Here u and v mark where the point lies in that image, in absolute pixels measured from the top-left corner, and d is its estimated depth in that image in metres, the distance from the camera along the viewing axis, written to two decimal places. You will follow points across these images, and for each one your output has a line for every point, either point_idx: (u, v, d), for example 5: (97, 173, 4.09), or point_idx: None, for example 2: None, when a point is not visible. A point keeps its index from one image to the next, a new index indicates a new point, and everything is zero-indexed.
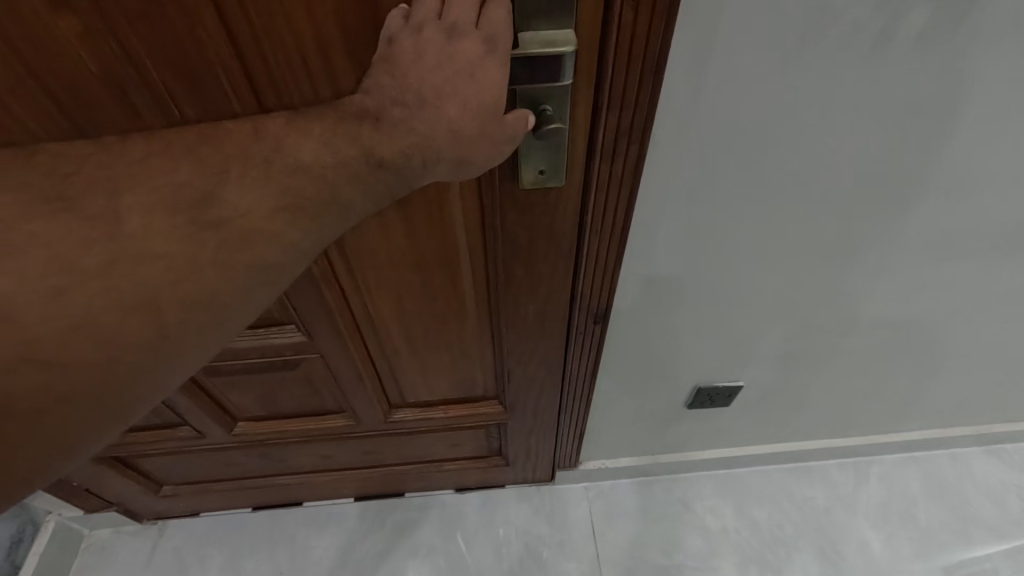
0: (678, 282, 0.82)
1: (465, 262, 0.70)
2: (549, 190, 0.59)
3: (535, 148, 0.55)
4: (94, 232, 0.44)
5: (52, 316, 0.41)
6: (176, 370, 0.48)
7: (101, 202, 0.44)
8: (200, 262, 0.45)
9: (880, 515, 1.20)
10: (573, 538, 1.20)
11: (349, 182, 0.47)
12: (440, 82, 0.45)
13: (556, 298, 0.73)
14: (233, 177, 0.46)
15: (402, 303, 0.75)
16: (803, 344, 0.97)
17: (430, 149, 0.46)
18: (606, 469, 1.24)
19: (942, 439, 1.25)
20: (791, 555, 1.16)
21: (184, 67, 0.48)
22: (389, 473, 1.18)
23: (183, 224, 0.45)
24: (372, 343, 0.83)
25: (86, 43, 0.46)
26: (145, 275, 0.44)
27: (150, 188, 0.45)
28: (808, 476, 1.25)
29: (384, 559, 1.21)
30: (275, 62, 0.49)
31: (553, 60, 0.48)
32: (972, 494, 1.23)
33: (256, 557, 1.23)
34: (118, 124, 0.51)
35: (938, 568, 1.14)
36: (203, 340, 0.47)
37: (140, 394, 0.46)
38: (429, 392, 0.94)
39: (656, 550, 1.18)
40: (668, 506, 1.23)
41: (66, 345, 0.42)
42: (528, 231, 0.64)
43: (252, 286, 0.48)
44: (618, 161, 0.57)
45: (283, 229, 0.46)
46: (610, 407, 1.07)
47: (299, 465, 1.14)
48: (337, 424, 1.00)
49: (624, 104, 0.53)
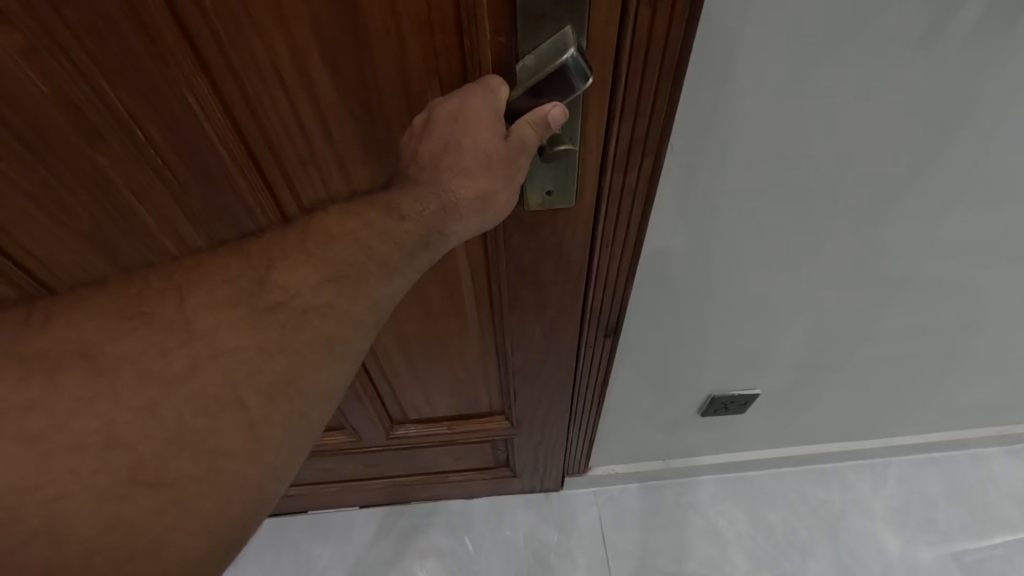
0: (692, 271, 0.75)
1: (468, 285, 0.65)
2: (556, 212, 0.54)
3: (540, 169, 0.50)
4: (170, 339, 0.41)
5: (146, 434, 0.39)
6: (287, 468, 0.44)
7: (172, 309, 0.42)
8: (268, 350, 0.42)
9: (898, 519, 1.18)
10: (582, 545, 1.18)
11: (379, 239, 0.44)
12: (434, 146, 0.44)
13: (562, 321, 0.69)
14: (279, 263, 0.43)
15: (400, 324, 0.71)
16: (822, 349, 0.94)
17: (448, 192, 0.44)
18: (616, 474, 1.21)
19: (963, 440, 1.21)
20: (806, 562, 1.13)
21: (146, 88, 0.45)
22: (393, 485, 1.15)
23: (251, 317, 0.42)
24: (370, 363, 0.79)
25: (35, 64, 0.42)
26: (224, 376, 0.41)
27: (210, 288, 0.42)
28: (823, 479, 1.22)
29: (391, 569, 1.18)
30: (245, 76, 0.46)
31: (558, 72, 0.42)
32: (992, 495, 1.20)
33: (260, 566, 1.21)
34: (81, 149, 0.49)
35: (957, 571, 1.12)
36: (294, 434, 0.44)
37: (259, 506, 0.43)
38: (432, 409, 0.90)
39: (667, 557, 1.15)
40: (680, 512, 1.20)
41: (169, 460, 0.39)
42: (535, 254, 0.59)
43: (324, 364, 0.44)
44: (631, 175, 0.52)
45: (334, 300, 0.43)
46: (619, 412, 1.04)
47: (299, 478, 1.11)
48: (338, 440, 0.96)
49: (640, 112, 0.47)
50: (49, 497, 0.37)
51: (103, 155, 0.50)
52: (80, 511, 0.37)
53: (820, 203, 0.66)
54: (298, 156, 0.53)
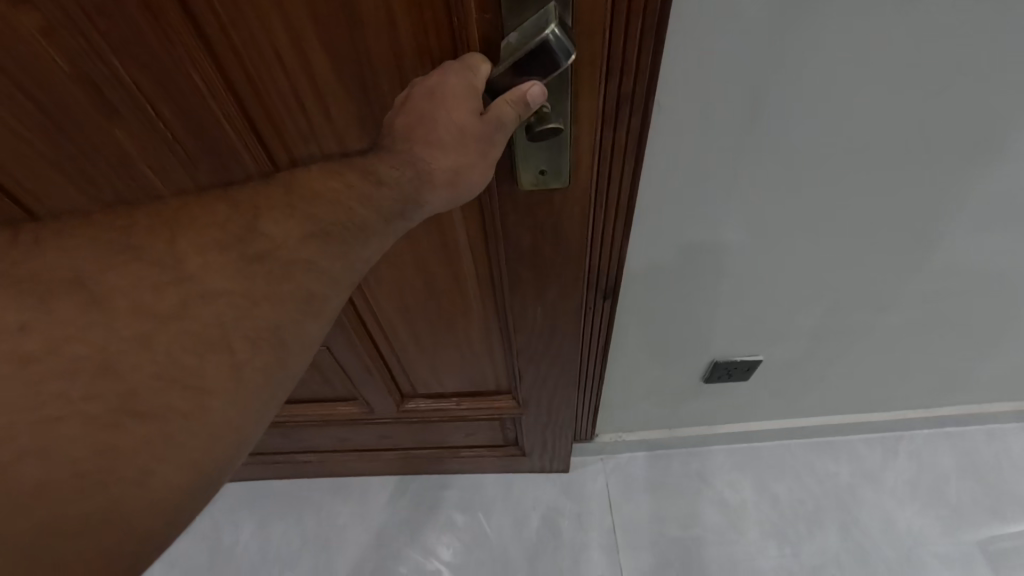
0: (696, 245, 0.74)
1: (467, 263, 0.65)
2: (552, 193, 0.54)
3: (532, 149, 0.49)
4: (161, 276, 0.42)
5: (138, 364, 0.40)
6: (264, 414, 0.44)
7: (162, 247, 0.42)
8: (254, 298, 0.43)
9: (908, 493, 1.17)
10: (590, 509, 1.21)
11: (360, 202, 0.45)
12: (409, 120, 0.44)
13: (565, 299, 0.67)
14: (265, 214, 0.44)
15: (404, 300, 0.73)
16: (832, 322, 0.92)
17: (423, 164, 0.45)
18: (622, 442, 1.24)
19: (978, 415, 1.20)
20: (811, 530, 1.14)
21: (156, 67, 0.46)
22: (407, 456, 1.19)
23: (238, 261, 0.43)
24: (379, 340, 0.82)
25: (53, 42, 0.43)
26: (212, 317, 0.42)
27: (199, 231, 0.43)
28: (832, 451, 1.23)
29: (410, 548, 1.21)
30: (246, 57, 0.46)
31: (540, 49, 0.41)
32: (1007, 471, 1.19)
33: (284, 521, 1.28)
34: (100, 123, 0.50)
35: (988, 571, 1.08)
36: (274, 381, 0.44)
37: (237, 450, 0.42)
38: (441, 384, 0.92)
39: (672, 524, 1.18)
40: (686, 480, 1.23)
41: (156, 394, 0.40)
42: (533, 232, 0.58)
43: (302, 319, 0.45)
44: (620, 133, 0.50)
45: (313, 257, 0.44)
46: (625, 383, 1.06)
47: (318, 445, 1.15)
48: (351, 410, 1.00)
49: (625, 70, 0.45)
50: (45, 419, 0.37)
51: (121, 129, 0.51)
52: (69, 435, 0.37)
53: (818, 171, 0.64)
54: (299, 131, 0.53)
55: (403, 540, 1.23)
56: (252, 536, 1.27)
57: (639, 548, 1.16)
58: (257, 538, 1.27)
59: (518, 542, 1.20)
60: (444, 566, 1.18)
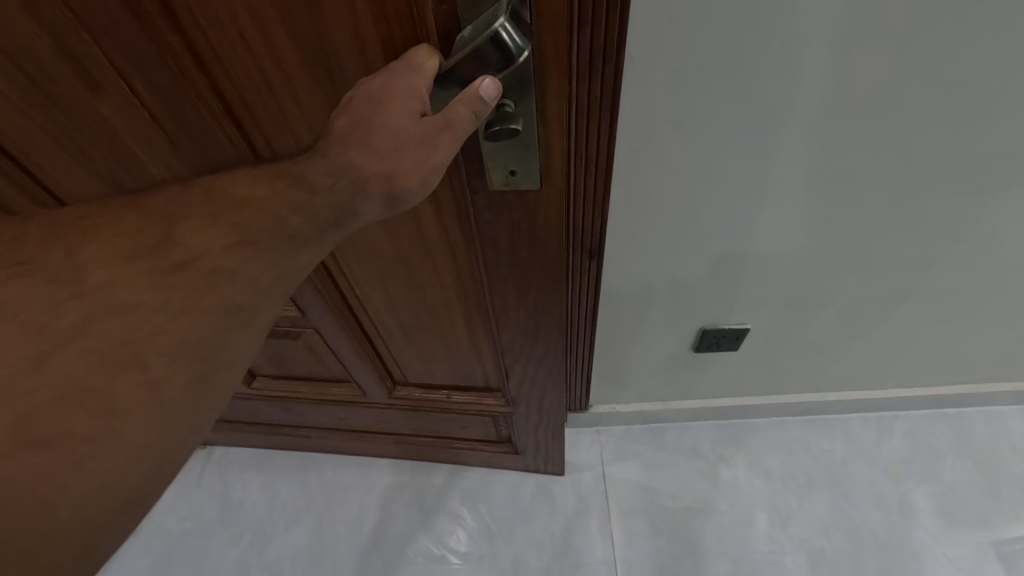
0: (680, 204, 0.78)
1: (443, 256, 0.63)
2: (524, 194, 0.51)
3: (498, 147, 0.47)
4: (60, 291, 0.41)
5: (35, 387, 0.39)
6: (195, 426, 0.46)
7: (62, 260, 0.43)
8: (171, 311, 0.44)
9: (901, 469, 1.19)
10: (583, 477, 1.24)
11: (288, 208, 0.44)
12: (349, 123, 0.43)
13: (546, 300, 0.65)
14: (180, 220, 0.45)
15: (391, 295, 0.73)
16: (808, 287, 0.96)
17: (357, 172, 0.43)
18: (616, 413, 1.27)
19: (976, 395, 1.23)
20: (802, 503, 1.16)
21: (133, 47, 0.44)
22: (405, 441, 1.21)
23: (148, 273, 0.44)
24: (367, 325, 0.82)
25: (39, 19, 0.42)
26: (124, 333, 0.42)
27: (105, 242, 0.44)
28: (826, 429, 1.25)
29: (417, 529, 1.23)
30: (219, 49, 0.44)
31: (492, 44, 0.38)
32: (1005, 453, 1.21)
33: (290, 481, 1.33)
34: (88, 100, 0.48)
35: (996, 567, 1.07)
36: (195, 395, 0.46)
37: (157, 466, 0.44)
38: (431, 376, 0.92)
39: (664, 493, 1.20)
40: (678, 452, 1.25)
41: (63, 414, 0.39)
42: (508, 231, 0.56)
43: (226, 330, 0.46)
44: (599, 83, 0.45)
45: (236, 266, 0.45)
46: (619, 354, 1.11)
47: (317, 422, 1.18)
48: (344, 392, 1.02)
49: (597, 21, 0.41)
50: None
51: (106, 104, 0.49)
52: None
53: (790, 127, 0.67)
54: (273, 118, 0.50)
55: (401, 507, 1.26)
56: (260, 492, 1.33)
57: (633, 525, 1.17)
58: (264, 494, 1.32)
59: (513, 507, 1.23)
60: (456, 556, 1.18)
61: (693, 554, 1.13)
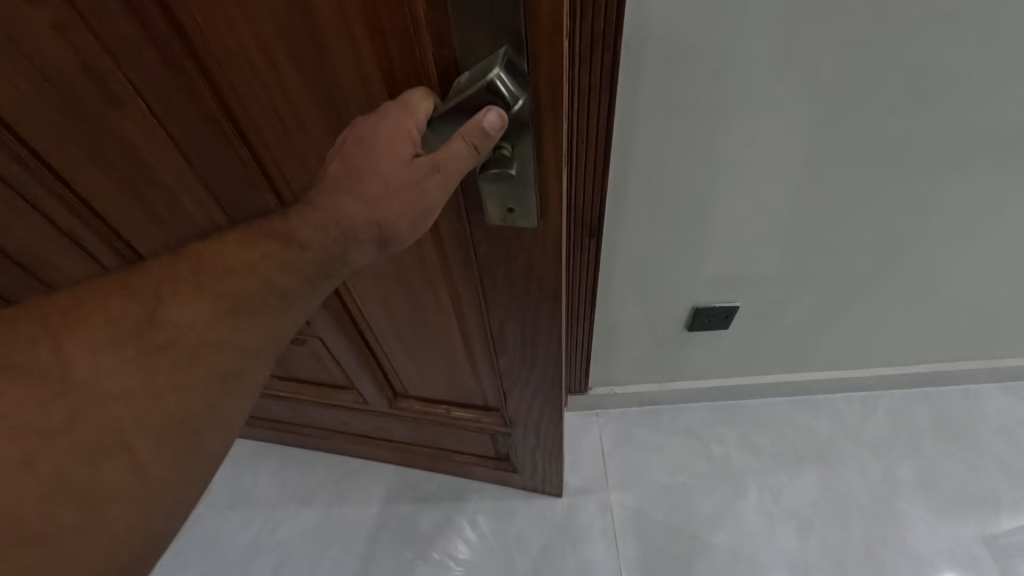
0: (680, 194, 0.80)
1: (441, 279, 0.64)
2: (521, 229, 0.51)
3: (493, 187, 0.47)
4: (45, 390, 0.43)
5: (23, 490, 0.41)
6: (185, 500, 0.47)
7: (48, 355, 0.44)
8: (159, 391, 0.46)
9: (884, 445, 1.25)
10: (583, 459, 1.28)
11: (278, 268, 0.47)
12: (344, 168, 0.44)
13: (541, 329, 0.65)
14: (169, 299, 0.47)
15: (392, 312, 0.74)
16: (802, 269, 0.97)
17: (343, 218, 0.45)
18: (615, 395, 1.30)
19: (955, 374, 1.29)
20: (793, 478, 1.22)
21: (148, 68, 0.46)
22: (402, 450, 1.24)
23: (134, 357, 0.45)
24: (372, 342, 0.84)
25: (63, 39, 0.44)
26: (109, 422, 0.44)
27: (92, 330, 0.45)
28: (813, 408, 1.31)
29: (418, 531, 1.24)
30: (232, 76, 0.46)
31: (486, 92, 0.39)
32: (982, 429, 1.27)
33: (299, 467, 1.37)
34: (110, 116, 0.50)
35: (977, 541, 1.12)
36: (185, 470, 0.47)
37: (150, 548, 0.45)
38: (430, 390, 0.94)
39: (661, 470, 1.25)
40: (674, 431, 1.30)
41: (52, 512, 0.41)
42: (505, 265, 0.57)
43: (217, 400, 0.48)
44: (596, 68, 0.58)
45: (226, 335, 0.47)
46: (615, 344, 1.15)
47: (322, 422, 1.21)
48: (345, 398, 1.04)
49: (594, 8, 0.52)
50: None
51: (126, 119, 0.51)
52: None
53: (783, 115, 0.70)
54: (278, 137, 0.51)
55: (406, 500, 1.29)
56: (271, 477, 1.36)
57: (629, 512, 1.20)
58: (274, 480, 1.36)
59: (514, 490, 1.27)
60: (457, 564, 1.19)
61: (692, 557, 1.14)
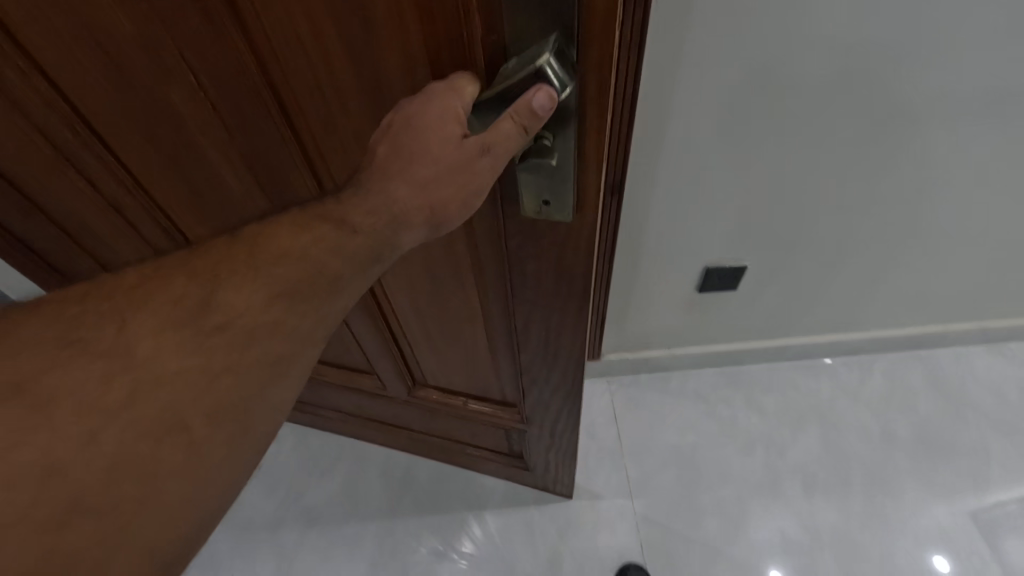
0: (699, 147, 0.85)
1: (469, 273, 0.69)
2: (555, 222, 0.55)
3: (531, 178, 0.50)
4: (107, 367, 0.42)
5: (88, 465, 0.41)
6: (236, 475, 0.49)
7: (111, 334, 0.43)
8: (214, 372, 0.46)
9: (882, 404, 1.32)
10: (597, 422, 1.35)
11: (331, 254, 0.48)
12: (391, 153, 0.46)
13: (567, 330, 0.69)
14: (225, 282, 0.47)
15: (417, 302, 0.79)
16: (803, 229, 1.03)
17: (395, 202, 0.47)
18: (626, 359, 1.36)
19: (946, 335, 1.36)
20: (796, 434, 1.29)
21: (199, 42, 0.48)
22: (418, 438, 1.28)
23: (193, 337, 0.45)
24: (397, 333, 0.90)
25: (119, 7, 0.46)
26: (166, 401, 0.44)
27: (154, 310, 0.45)
28: (812, 370, 1.38)
29: (427, 526, 1.28)
30: (283, 56, 0.48)
31: (535, 77, 0.41)
32: (970, 385, 1.35)
33: (322, 438, 1.44)
34: (159, 85, 0.53)
35: (969, 492, 1.20)
36: (236, 451, 0.48)
37: (201, 524, 0.46)
38: (449, 380, 0.99)
39: (672, 432, 1.32)
40: (683, 393, 1.37)
41: (116, 488, 0.42)
42: (537, 259, 0.60)
43: (268, 383, 0.49)
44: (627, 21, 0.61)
45: (279, 319, 0.48)
46: (624, 307, 1.20)
47: (338, 405, 1.27)
48: (366, 382, 1.09)
49: None
50: None
51: (174, 90, 0.54)
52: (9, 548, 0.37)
53: (796, 65, 0.75)
54: (321, 117, 0.54)
55: (429, 472, 1.36)
56: (295, 446, 1.43)
57: (637, 477, 1.27)
58: (298, 448, 1.43)
59: None
60: (462, 558, 1.23)
61: (687, 556, 1.17)
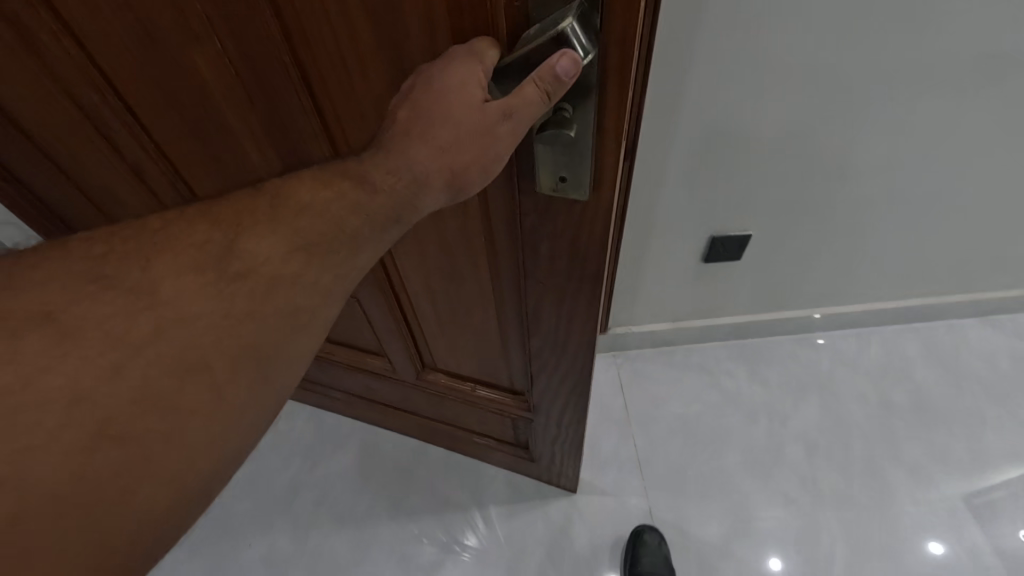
0: (707, 110, 0.88)
1: (482, 254, 0.73)
2: (570, 201, 0.58)
3: (550, 153, 0.53)
4: (131, 304, 0.42)
5: (111, 397, 0.40)
6: (260, 420, 0.48)
7: (135, 274, 0.44)
8: (236, 316, 0.45)
9: (880, 375, 1.37)
10: (603, 394, 1.40)
11: (353, 210, 0.49)
12: (412, 117, 0.48)
13: (579, 313, 0.73)
14: (248, 231, 0.47)
15: (431, 283, 0.83)
16: (808, 194, 1.06)
17: (415, 164, 0.49)
18: (631, 332, 1.40)
19: (942, 307, 1.40)
20: (797, 404, 1.34)
21: (227, 9, 0.51)
22: (426, 425, 1.32)
23: (215, 283, 0.45)
24: (408, 312, 0.94)
25: None
26: (189, 339, 0.43)
27: (176, 256, 0.45)
28: (812, 343, 1.42)
29: (431, 518, 1.31)
30: (308, 26, 0.51)
31: (557, 41, 0.43)
32: (965, 354, 1.40)
33: (334, 415, 1.49)
34: (187, 51, 0.56)
35: (965, 457, 1.25)
36: (258, 397, 0.47)
37: (223, 467, 0.46)
38: (457, 364, 1.03)
39: (676, 402, 1.37)
40: (687, 364, 1.42)
41: (141, 422, 0.41)
42: (551, 239, 0.63)
43: (289, 334, 0.48)
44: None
45: (299, 271, 0.48)
46: (630, 279, 1.24)
47: (347, 386, 1.31)
48: (376, 363, 1.14)
49: None
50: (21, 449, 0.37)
51: (200, 56, 0.57)
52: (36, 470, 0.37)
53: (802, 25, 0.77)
54: (342, 86, 0.56)
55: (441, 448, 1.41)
56: (308, 419, 1.48)
57: (644, 444, 1.32)
58: (311, 419, 1.48)
59: None
60: (465, 551, 1.25)
61: (685, 550, 1.19)
